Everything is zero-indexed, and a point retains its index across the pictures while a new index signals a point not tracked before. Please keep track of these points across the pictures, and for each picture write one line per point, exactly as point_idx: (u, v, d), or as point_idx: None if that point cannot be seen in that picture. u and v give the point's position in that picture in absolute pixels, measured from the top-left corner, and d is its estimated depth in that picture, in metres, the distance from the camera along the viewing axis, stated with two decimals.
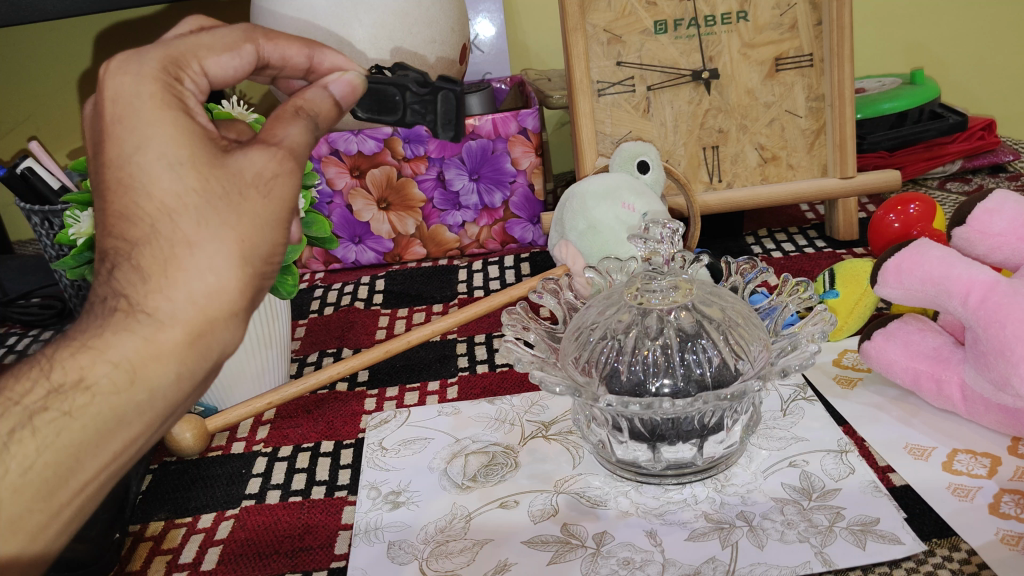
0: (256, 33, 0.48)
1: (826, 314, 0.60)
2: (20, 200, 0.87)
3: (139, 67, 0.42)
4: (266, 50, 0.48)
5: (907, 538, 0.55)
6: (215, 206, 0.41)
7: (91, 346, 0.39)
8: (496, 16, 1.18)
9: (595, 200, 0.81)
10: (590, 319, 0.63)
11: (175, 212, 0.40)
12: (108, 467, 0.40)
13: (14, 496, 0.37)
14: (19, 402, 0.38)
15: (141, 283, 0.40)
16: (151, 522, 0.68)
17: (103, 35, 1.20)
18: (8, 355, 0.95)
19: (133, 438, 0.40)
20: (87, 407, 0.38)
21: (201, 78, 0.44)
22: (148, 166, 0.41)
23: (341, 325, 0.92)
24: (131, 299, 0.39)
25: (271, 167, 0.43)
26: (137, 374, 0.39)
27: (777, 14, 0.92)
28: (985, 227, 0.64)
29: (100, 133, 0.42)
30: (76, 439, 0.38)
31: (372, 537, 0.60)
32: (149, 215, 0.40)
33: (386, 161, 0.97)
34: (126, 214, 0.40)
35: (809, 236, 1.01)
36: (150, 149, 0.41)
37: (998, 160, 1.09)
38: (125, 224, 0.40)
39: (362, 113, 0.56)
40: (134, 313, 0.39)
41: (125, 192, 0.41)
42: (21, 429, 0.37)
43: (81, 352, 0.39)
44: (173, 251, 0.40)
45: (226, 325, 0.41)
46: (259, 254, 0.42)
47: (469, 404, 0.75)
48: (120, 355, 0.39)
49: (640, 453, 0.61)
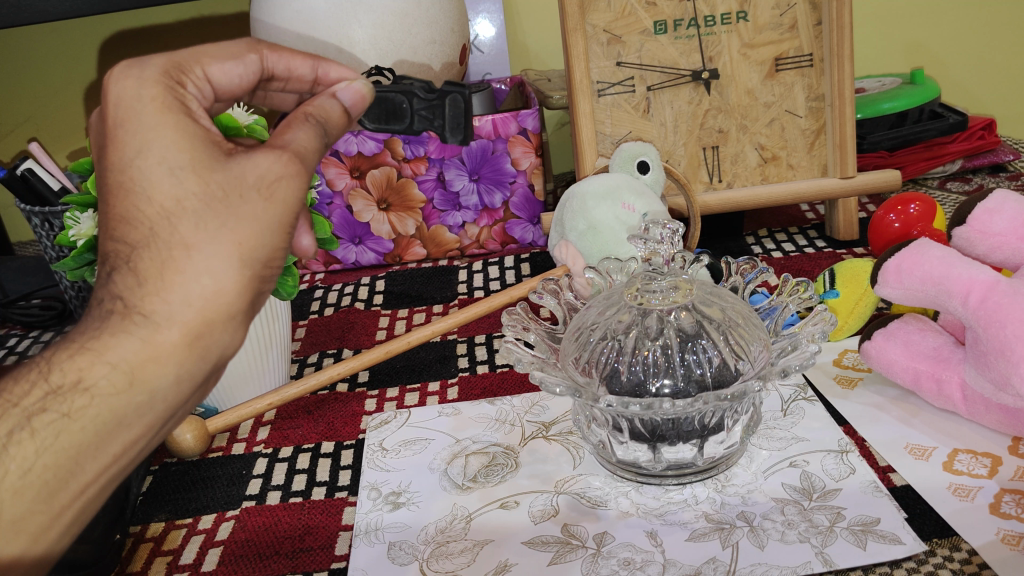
0: (259, 45, 0.49)
1: (826, 314, 0.60)
2: (20, 201, 0.87)
3: (140, 72, 0.43)
4: (270, 60, 0.50)
5: (908, 538, 0.55)
6: (214, 209, 0.41)
7: (89, 348, 0.39)
8: (496, 16, 1.18)
9: (595, 200, 0.80)
10: (590, 319, 0.63)
11: (174, 215, 0.40)
12: (107, 470, 0.40)
13: (14, 498, 0.37)
14: (18, 404, 0.38)
15: (139, 286, 0.40)
16: (152, 523, 0.68)
17: (104, 36, 1.20)
18: (9, 356, 0.95)
19: (133, 440, 0.40)
20: (85, 409, 0.38)
21: (204, 83, 0.45)
22: (149, 170, 0.41)
23: (342, 326, 0.92)
24: (129, 301, 0.39)
25: (275, 170, 0.43)
26: (136, 376, 0.39)
27: (777, 14, 0.92)
28: (985, 227, 0.64)
29: (102, 139, 0.42)
30: (75, 441, 0.38)
31: (372, 538, 0.60)
32: (148, 219, 0.40)
33: (386, 161, 0.97)
34: (127, 218, 0.41)
35: (809, 236, 1.01)
36: (151, 153, 0.41)
37: (998, 160, 1.09)
38: (125, 228, 0.40)
39: (370, 123, 0.60)
40: (131, 315, 0.39)
41: (126, 196, 0.41)
42: (20, 430, 0.37)
43: (79, 354, 0.39)
44: (171, 253, 0.40)
45: (225, 326, 0.42)
46: (259, 258, 0.42)
47: (469, 404, 0.75)
48: (119, 356, 0.39)
49: (640, 454, 0.61)
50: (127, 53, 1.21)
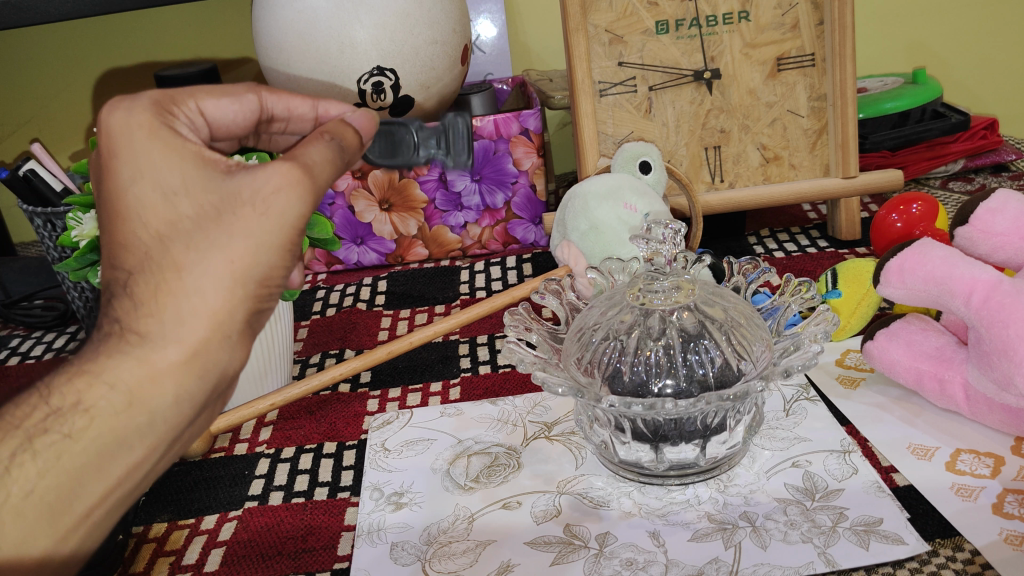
0: (259, 86, 0.50)
1: (829, 315, 0.61)
2: (22, 203, 0.88)
3: (132, 103, 0.44)
4: (269, 101, 0.51)
5: (910, 538, 0.55)
6: (205, 228, 0.41)
7: (86, 371, 0.39)
8: (498, 16, 1.18)
9: (597, 200, 0.80)
10: (592, 320, 0.63)
11: (168, 238, 0.41)
12: (112, 494, 0.40)
13: (17, 520, 0.37)
14: (19, 426, 0.38)
15: (133, 309, 0.40)
16: (154, 524, 0.68)
17: (105, 37, 1.20)
18: (11, 357, 0.95)
19: (137, 463, 0.40)
20: (85, 431, 0.38)
21: (197, 116, 0.47)
22: (144, 195, 0.41)
23: (344, 326, 0.92)
24: (124, 323, 0.40)
25: (275, 182, 0.42)
26: (135, 397, 0.39)
27: (778, 14, 0.92)
28: (987, 226, 0.64)
29: (102, 169, 0.43)
30: (75, 464, 0.38)
31: (375, 538, 0.60)
32: (144, 243, 0.41)
33: (388, 162, 0.97)
34: (125, 244, 0.41)
35: (811, 236, 1.01)
36: (145, 178, 0.42)
37: (1000, 160, 1.09)
38: (123, 253, 0.41)
39: (374, 156, 0.63)
40: (125, 337, 0.40)
41: (123, 223, 0.41)
42: (20, 453, 0.38)
43: (77, 377, 0.39)
44: (163, 275, 0.40)
45: (222, 345, 0.41)
46: (255, 276, 0.42)
47: (471, 404, 0.75)
48: (116, 377, 0.39)
49: (643, 454, 0.61)
50: (128, 54, 1.21)
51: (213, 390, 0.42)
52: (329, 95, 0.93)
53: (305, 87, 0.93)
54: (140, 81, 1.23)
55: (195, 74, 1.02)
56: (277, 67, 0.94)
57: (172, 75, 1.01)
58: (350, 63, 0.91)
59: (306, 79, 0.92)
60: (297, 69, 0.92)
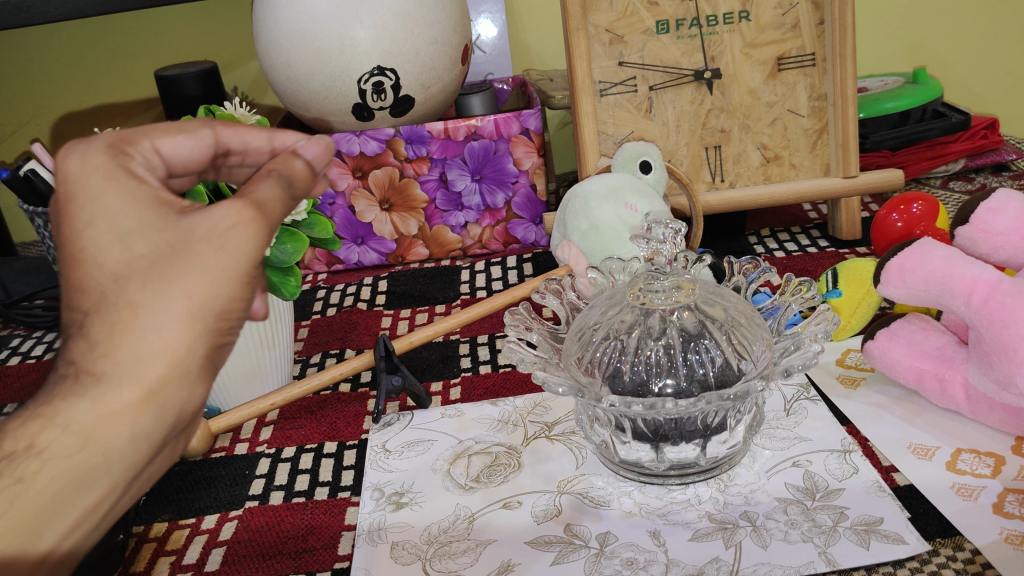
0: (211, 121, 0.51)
1: (830, 314, 0.60)
2: (23, 203, 0.88)
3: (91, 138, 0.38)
4: (225, 136, 0.42)
5: (911, 537, 0.55)
6: (167, 266, 0.35)
7: (38, 415, 0.33)
8: (498, 16, 1.18)
9: (598, 200, 0.80)
10: (592, 319, 0.63)
11: (126, 277, 0.35)
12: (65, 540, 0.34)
13: None
14: None
15: (88, 349, 0.34)
16: (155, 523, 0.68)
17: (106, 37, 1.20)
18: (12, 357, 0.95)
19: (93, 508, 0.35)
20: (39, 474, 0.33)
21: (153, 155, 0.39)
22: (99, 237, 0.35)
23: (344, 326, 0.92)
24: (77, 365, 0.34)
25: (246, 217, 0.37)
26: (89, 438, 0.34)
27: (779, 14, 0.92)
28: (988, 226, 0.64)
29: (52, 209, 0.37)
30: (30, 510, 0.33)
31: (375, 538, 0.61)
32: (99, 285, 0.35)
33: (389, 161, 0.97)
34: (75, 287, 0.35)
35: (812, 236, 1.01)
36: (101, 220, 0.36)
37: (1001, 159, 1.09)
38: (74, 296, 0.35)
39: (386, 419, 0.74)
40: (78, 378, 0.34)
41: (74, 267, 0.35)
42: None
43: (29, 421, 0.33)
44: (119, 315, 0.34)
45: (182, 384, 0.35)
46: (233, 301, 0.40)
47: (472, 405, 0.75)
48: (69, 419, 0.33)
49: (643, 454, 0.61)
50: (129, 54, 1.22)
51: (170, 431, 0.36)
52: (330, 95, 0.93)
53: (305, 87, 0.93)
54: (141, 81, 1.23)
55: (197, 74, 1.02)
56: (278, 67, 0.93)
57: (173, 75, 1.01)
58: (351, 63, 0.91)
59: (306, 78, 0.92)
60: (298, 68, 0.92)
